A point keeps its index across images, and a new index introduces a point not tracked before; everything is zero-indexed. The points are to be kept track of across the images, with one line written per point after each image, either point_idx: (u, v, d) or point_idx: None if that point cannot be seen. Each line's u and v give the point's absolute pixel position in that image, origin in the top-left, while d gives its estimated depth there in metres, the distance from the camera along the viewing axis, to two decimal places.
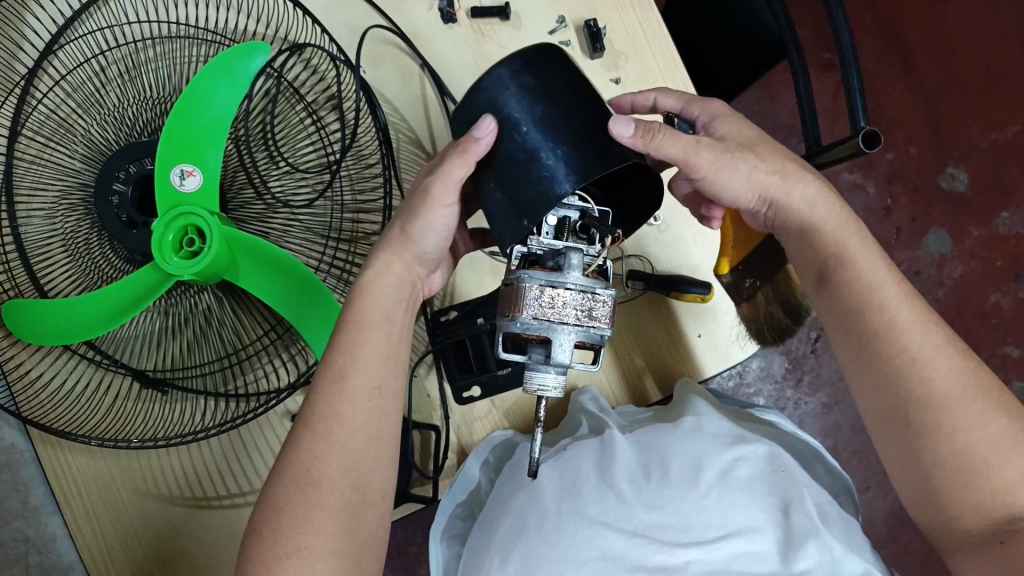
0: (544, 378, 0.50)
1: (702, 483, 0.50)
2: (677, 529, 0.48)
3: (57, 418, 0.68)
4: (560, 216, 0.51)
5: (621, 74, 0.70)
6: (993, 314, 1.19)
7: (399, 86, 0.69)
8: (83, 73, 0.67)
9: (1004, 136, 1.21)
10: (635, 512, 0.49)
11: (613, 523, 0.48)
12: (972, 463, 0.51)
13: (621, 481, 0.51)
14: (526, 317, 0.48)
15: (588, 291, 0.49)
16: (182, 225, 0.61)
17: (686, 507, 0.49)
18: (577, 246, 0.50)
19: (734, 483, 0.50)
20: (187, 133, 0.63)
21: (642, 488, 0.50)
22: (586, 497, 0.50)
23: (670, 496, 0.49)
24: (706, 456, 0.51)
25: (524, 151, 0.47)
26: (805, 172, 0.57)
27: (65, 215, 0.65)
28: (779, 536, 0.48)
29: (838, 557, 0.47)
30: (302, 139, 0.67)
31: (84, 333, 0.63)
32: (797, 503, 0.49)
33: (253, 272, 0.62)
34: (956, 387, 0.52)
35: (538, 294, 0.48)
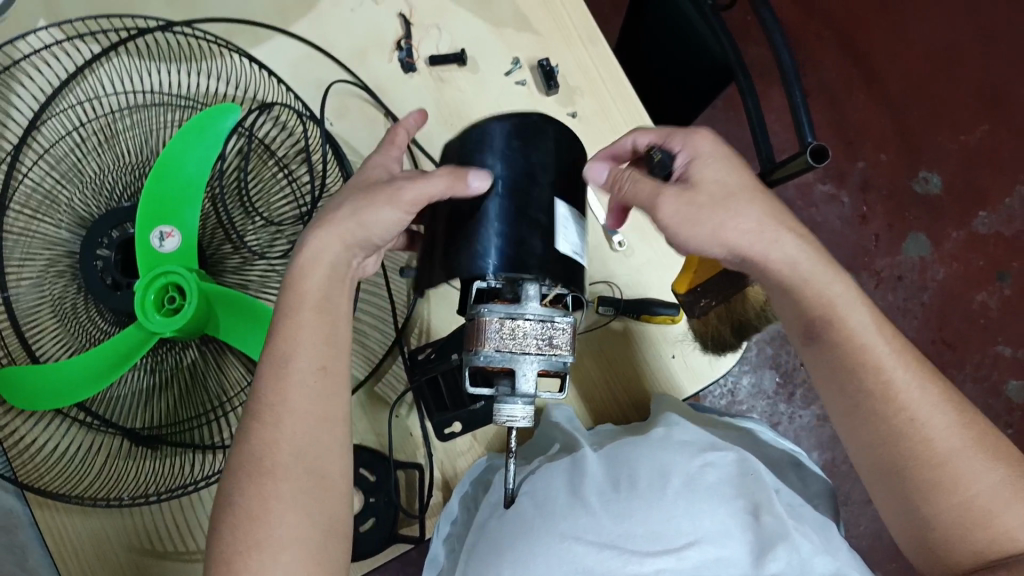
0: (512, 409, 0.52)
1: (669, 491, 0.51)
2: (646, 536, 0.49)
3: (52, 481, 0.70)
4: None
5: (577, 108, 0.73)
6: (981, 315, 1.20)
7: (366, 135, 0.72)
8: (66, 145, 0.69)
9: (973, 138, 1.23)
10: (604, 523, 0.50)
11: (583, 535, 0.49)
12: (971, 512, 0.50)
13: (590, 496, 0.51)
14: (489, 349, 0.50)
15: (546, 320, 0.51)
16: (161, 285, 0.63)
17: (655, 516, 0.49)
18: (533, 278, 0.54)
19: (701, 489, 0.51)
20: (164, 195, 0.65)
21: (610, 500, 0.51)
22: (557, 512, 0.51)
23: (638, 504, 0.50)
24: (673, 464, 0.53)
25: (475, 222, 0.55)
26: (784, 230, 0.56)
27: (53, 281, 0.67)
28: (750, 539, 0.49)
29: (806, 557, 0.49)
30: (276, 193, 0.70)
31: (74, 395, 0.65)
32: (766, 505, 0.51)
33: (234, 323, 0.65)
34: (957, 442, 0.51)
35: (499, 325, 0.50)
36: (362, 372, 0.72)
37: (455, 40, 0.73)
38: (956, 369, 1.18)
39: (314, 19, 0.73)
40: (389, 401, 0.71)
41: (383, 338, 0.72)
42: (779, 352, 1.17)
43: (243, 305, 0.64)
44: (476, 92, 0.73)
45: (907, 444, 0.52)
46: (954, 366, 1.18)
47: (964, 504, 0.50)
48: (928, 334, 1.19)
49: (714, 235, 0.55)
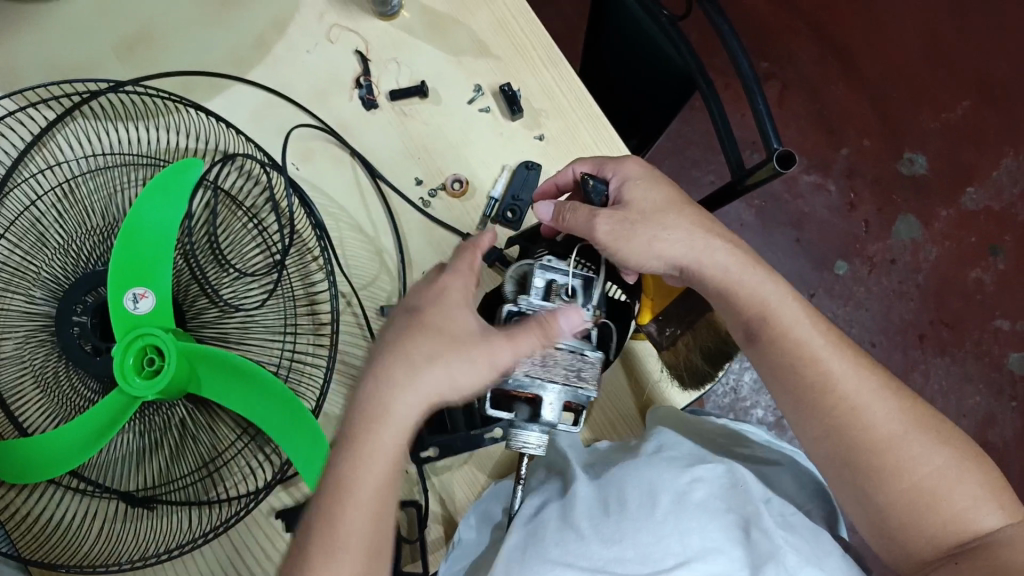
0: (527, 436, 0.52)
1: (658, 510, 0.48)
2: (636, 560, 0.46)
3: (49, 552, 0.68)
4: (548, 278, 0.55)
5: (544, 131, 0.72)
6: (977, 293, 1.18)
7: (334, 176, 0.71)
8: (33, 216, 0.69)
9: (954, 115, 1.22)
10: (593, 550, 0.47)
11: (574, 562, 0.47)
12: (963, 527, 0.47)
13: (580, 522, 0.50)
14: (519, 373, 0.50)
15: (577, 352, 0.53)
16: (140, 346, 0.62)
17: (643, 537, 0.47)
18: (568, 309, 0.54)
19: (691, 506, 0.49)
20: (135, 258, 0.64)
21: (600, 524, 0.49)
22: (548, 541, 0.49)
23: (626, 527, 0.48)
24: (661, 481, 0.50)
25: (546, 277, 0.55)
26: (712, 238, 0.56)
27: (33, 352, 0.66)
28: (742, 555, 0.46)
29: (793, 571, 0.46)
30: (247, 243, 0.70)
31: (71, 462, 0.63)
32: (756, 518, 0.48)
33: (214, 378, 0.64)
34: (940, 462, 0.48)
35: (532, 351, 0.51)
36: None
37: (415, 72, 0.73)
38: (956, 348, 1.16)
39: (273, 64, 0.73)
40: None
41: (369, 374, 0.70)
42: None
43: (222, 362, 0.63)
44: (441, 123, 0.72)
45: (895, 466, 0.49)
46: (955, 345, 1.17)
47: (952, 519, 0.47)
48: (926, 316, 1.17)
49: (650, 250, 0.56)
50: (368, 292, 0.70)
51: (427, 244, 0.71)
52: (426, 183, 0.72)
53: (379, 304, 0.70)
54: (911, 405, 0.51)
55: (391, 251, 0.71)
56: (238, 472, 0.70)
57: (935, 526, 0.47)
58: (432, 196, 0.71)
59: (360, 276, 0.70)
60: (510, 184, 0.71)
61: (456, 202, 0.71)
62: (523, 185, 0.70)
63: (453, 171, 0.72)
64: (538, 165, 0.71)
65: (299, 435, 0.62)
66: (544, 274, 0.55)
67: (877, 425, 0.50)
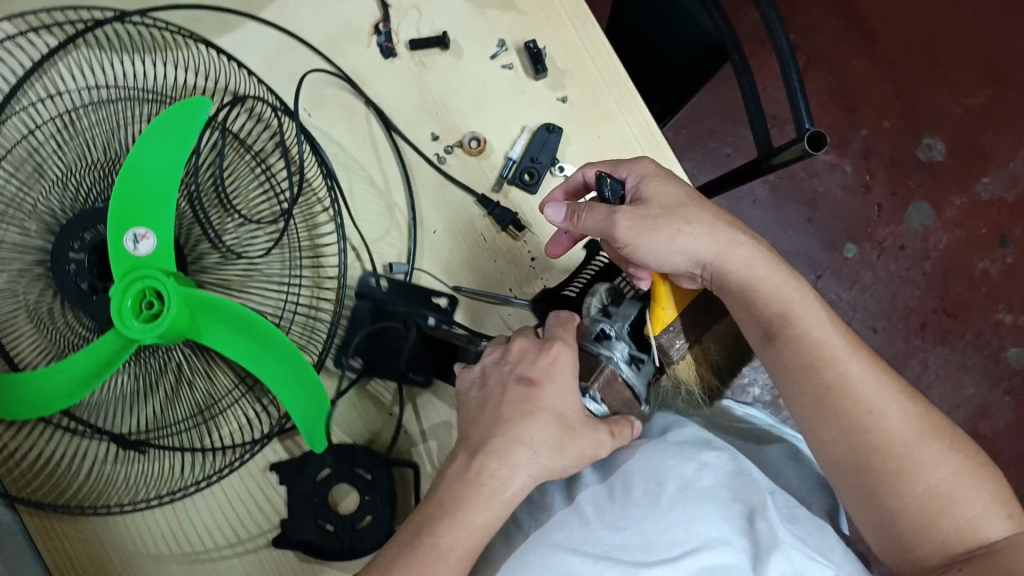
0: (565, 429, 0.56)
1: (664, 498, 0.48)
2: (642, 547, 0.46)
3: (41, 490, 0.68)
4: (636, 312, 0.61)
5: (567, 92, 0.70)
6: (983, 283, 1.17)
7: (346, 126, 0.68)
8: (29, 147, 0.67)
9: (976, 101, 1.20)
10: (598, 535, 0.47)
11: (577, 548, 0.46)
12: (971, 536, 0.48)
13: (585, 507, 0.49)
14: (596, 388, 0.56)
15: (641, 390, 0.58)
16: (139, 289, 0.60)
17: (648, 525, 0.46)
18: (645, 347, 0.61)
19: (696, 494, 0.48)
20: (137, 196, 0.62)
21: (605, 510, 0.49)
22: (550, 527, 0.49)
23: (631, 515, 0.47)
24: (666, 468, 0.50)
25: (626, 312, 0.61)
26: (736, 234, 0.56)
27: (27, 287, 0.65)
28: (747, 547, 0.46)
29: (799, 565, 0.45)
30: (253, 189, 0.68)
31: (63, 400, 0.62)
32: (761, 509, 0.48)
33: (215, 327, 0.62)
34: (955, 472, 0.49)
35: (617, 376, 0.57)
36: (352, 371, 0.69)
37: (436, 22, 0.70)
38: (956, 337, 1.16)
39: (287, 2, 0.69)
40: (383, 401, 0.70)
41: None
42: None
43: (225, 312, 0.61)
44: (460, 77, 0.70)
45: (913, 472, 0.49)
46: (955, 334, 1.16)
47: (961, 527, 0.48)
48: (929, 303, 1.17)
49: (672, 247, 0.55)
50: (379, 247, 0.68)
51: (439, 202, 0.69)
52: (443, 139, 0.69)
53: (387, 262, 0.68)
54: (930, 410, 0.51)
55: (402, 207, 0.69)
56: (235, 421, 0.70)
57: (944, 532, 0.48)
58: (448, 152, 0.69)
59: (369, 230, 0.68)
60: (529, 145, 0.68)
61: (472, 160, 0.69)
62: (544, 147, 0.68)
63: (471, 128, 0.69)
64: (559, 128, 0.68)
65: (300, 388, 0.62)
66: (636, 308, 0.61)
67: (894, 428, 0.50)
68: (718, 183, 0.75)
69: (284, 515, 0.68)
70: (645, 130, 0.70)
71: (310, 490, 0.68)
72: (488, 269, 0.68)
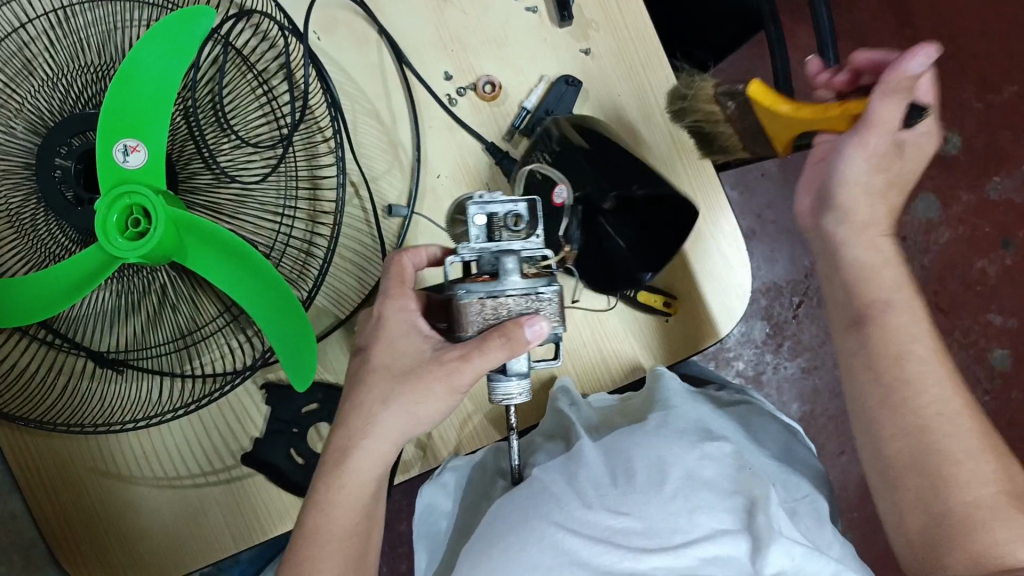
0: (507, 386, 0.46)
1: (668, 487, 0.55)
2: (643, 533, 0.54)
3: (14, 401, 0.66)
4: (488, 213, 0.44)
5: (591, 45, 0.67)
6: (979, 282, 1.16)
7: (355, 54, 0.65)
8: (17, 42, 0.64)
9: (1001, 97, 1.16)
10: (601, 519, 0.55)
11: (579, 530, 0.54)
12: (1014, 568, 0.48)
13: (588, 490, 0.57)
14: (472, 331, 0.45)
15: (530, 292, 0.43)
16: (125, 204, 0.58)
17: (653, 512, 0.54)
18: (513, 247, 0.43)
19: (699, 483, 0.56)
20: (129, 107, 0.59)
21: (607, 494, 0.57)
22: (556, 503, 0.56)
23: (635, 501, 0.55)
24: (672, 458, 0.57)
25: (475, 225, 0.44)
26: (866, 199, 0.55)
27: (10, 193, 0.63)
28: (745, 538, 0.53)
29: (799, 559, 0.52)
30: (253, 111, 0.65)
31: (41, 313, 0.60)
32: (761, 502, 0.55)
33: (203, 253, 0.59)
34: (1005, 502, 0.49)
35: (480, 307, 0.43)
36: (340, 312, 0.66)
37: None
38: (945, 334, 1.16)
39: None
40: (342, 319, 0.66)
41: (366, 275, 0.66)
42: (773, 303, 1.20)
43: (213, 238, 0.59)
44: (481, 15, 0.66)
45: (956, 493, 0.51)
46: (943, 331, 1.16)
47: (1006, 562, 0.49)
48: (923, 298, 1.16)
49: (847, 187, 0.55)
50: (379, 185, 0.66)
51: (446, 146, 0.66)
52: (456, 80, 0.66)
53: (388, 203, 0.66)
54: (944, 396, 0.53)
55: (407, 146, 0.66)
56: (216, 349, 0.68)
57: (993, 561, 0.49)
58: (460, 94, 0.66)
59: (371, 165, 0.66)
60: (546, 96, 0.65)
61: (485, 105, 0.66)
62: (561, 101, 0.65)
63: (486, 71, 0.66)
64: (579, 82, 0.66)
65: (286, 324, 0.59)
66: (480, 209, 0.44)
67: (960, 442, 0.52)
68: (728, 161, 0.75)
69: (256, 432, 0.68)
70: (668, 95, 0.67)
71: (290, 419, 0.67)
72: None
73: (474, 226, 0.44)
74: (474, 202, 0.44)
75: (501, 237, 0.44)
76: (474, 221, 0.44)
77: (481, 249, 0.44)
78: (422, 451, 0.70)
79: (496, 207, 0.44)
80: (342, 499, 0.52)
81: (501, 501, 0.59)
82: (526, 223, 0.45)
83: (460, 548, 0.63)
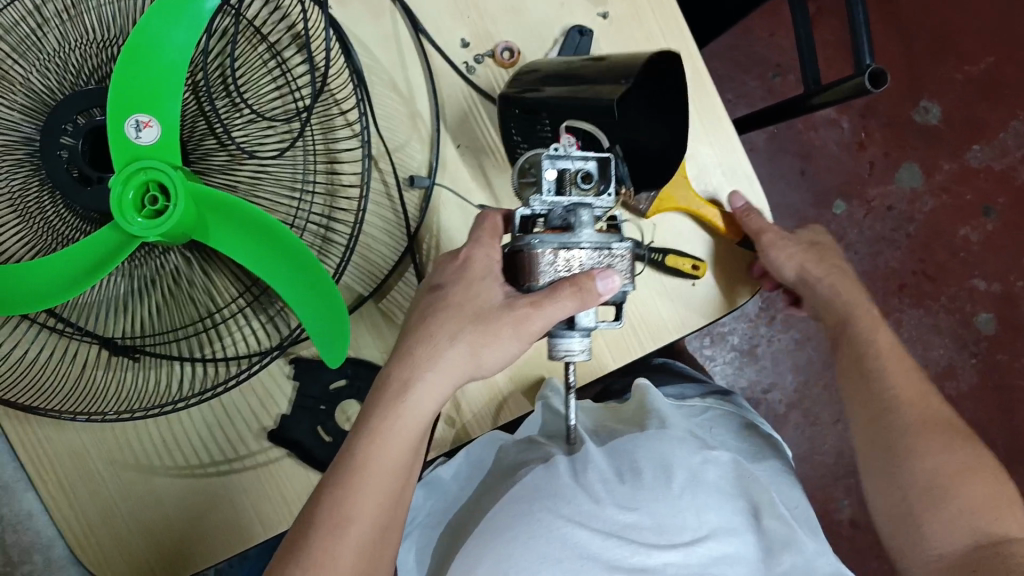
0: (569, 343, 0.46)
1: (675, 486, 0.59)
2: (654, 530, 0.58)
3: (22, 393, 0.64)
4: (558, 169, 0.44)
5: (608, 9, 0.67)
6: (962, 249, 1.20)
7: (371, 25, 0.64)
8: (17, 15, 0.62)
9: (979, 69, 1.19)
10: (608, 512, 0.58)
11: (587, 522, 0.57)
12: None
13: (595, 486, 0.59)
14: (542, 283, 0.45)
15: (603, 248, 0.44)
16: (141, 181, 0.56)
17: (662, 510, 0.58)
18: (584, 201, 0.44)
19: (703, 483, 0.60)
20: (140, 79, 0.56)
21: (616, 491, 0.60)
22: (563, 495, 0.58)
23: (644, 498, 0.59)
24: (675, 460, 0.61)
25: (545, 179, 0.44)
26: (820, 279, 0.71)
27: (10, 173, 0.60)
28: (752, 538, 0.59)
29: (806, 555, 0.59)
30: (267, 85, 0.63)
31: (50, 298, 0.58)
32: (765, 508, 0.61)
33: (224, 230, 0.57)
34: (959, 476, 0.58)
35: (552, 258, 0.43)
36: (364, 289, 0.65)
37: None
38: (930, 300, 1.19)
39: None
40: (360, 294, 0.64)
41: (389, 249, 0.65)
42: None
43: (237, 213, 0.56)
44: None
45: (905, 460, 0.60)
46: (929, 297, 1.19)
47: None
48: (910, 266, 1.19)
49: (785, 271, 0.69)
50: (401, 157, 0.65)
51: (466, 116, 0.66)
52: (473, 48, 0.65)
53: (410, 174, 0.65)
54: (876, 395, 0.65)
55: (425, 115, 0.65)
56: (237, 331, 0.66)
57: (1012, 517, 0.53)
58: (477, 61, 0.65)
59: (391, 137, 0.65)
60: (561, 48, 0.65)
61: (503, 72, 0.66)
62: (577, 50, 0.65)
63: (504, 37, 0.66)
64: (591, 30, 0.65)
65: (317, 301, 0.57)
66: (553, 164, 0.44)
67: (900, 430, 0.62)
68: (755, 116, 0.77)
69: (282, 409, 0.66)
70: (687, 59, 0.68)
71: (318, 395, 0.65)
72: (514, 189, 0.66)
73: (545, 180, 0.44)
74: (548, 156, 0.44)
75: (569, 193, 0.44)
76: (543, 178, 0.44)
77: (552, 204, 0.44)
78: (456, 433, 0.68)
79: (571, 163, 0.44)
80: (376, 468, 0.51)
81: (515, 490, 0.60)
82: (594, 181, 0.44)
83: (449, 541, 0.67)
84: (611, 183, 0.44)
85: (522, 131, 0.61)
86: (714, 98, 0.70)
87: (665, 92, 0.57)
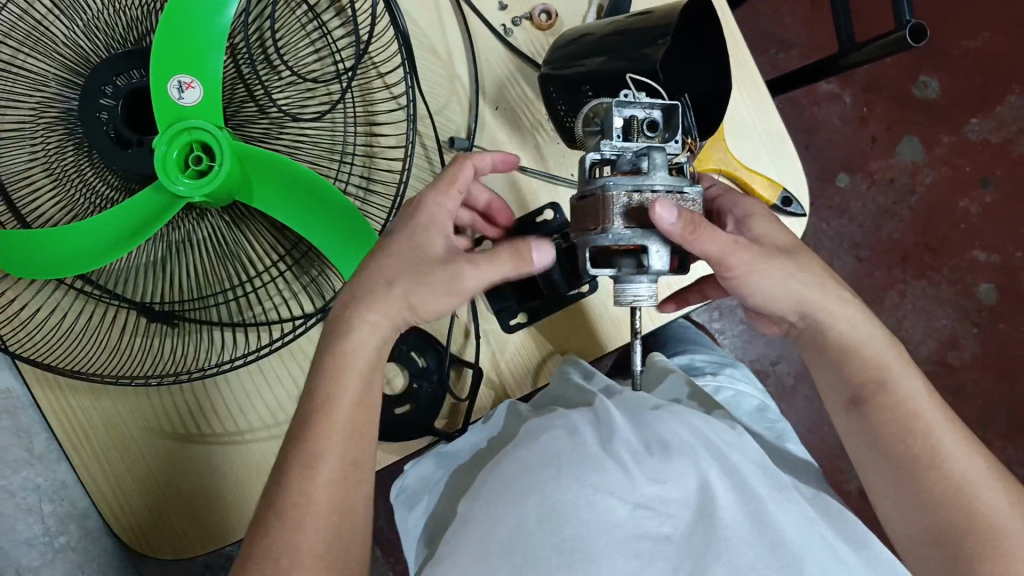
0: (636, 289, 0.47)
1: (704, 458, 0.52)
2: (680, 502, 0.50)
3: (60, 361, 0.64)
4: (625, 117, 0.47)
5: None
6: (962, 220, 1.22)
7: None
8: None
9: (976, 44, 1.22)
10: (640, 485, 0.50)
11: (615, 491, 0.49)
12: None
13: (623, 453, 0.51)
14: (617, 228, 0.45)
15: (675, 189, 0.46)
16: (186, 141, 0.55)
17: (688, 481, 0.51)
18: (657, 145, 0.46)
19: (729, 458, 0.54)
20: (182, 38, 0.55)
21: (643, 460, 0.52)
22: (588, 465, 0.50)
23: (671, 469, 0.51)
24: (699, 433, 0.55)
25: (614, 127, 0.47)
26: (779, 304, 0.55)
27: (45, 133, 0.59)
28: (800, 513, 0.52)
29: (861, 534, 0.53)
30: (306, 48, 0.63)
31: (90, 261, 0.57)
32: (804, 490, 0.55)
33: (269, 191, 0.57)
34: None
35: (628, 201, 0.45)
36: None
37: None
38: (932, 271, 1.22)
39: None
40: None
41: None
42: None
43: (283, 171, 0.56)
44: None
45: None
46: (931, 268, 1.22)
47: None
48: (913, 238, 1.22)
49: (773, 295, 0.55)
50: (440, 119, 0.65)
51: (504, 79, 0.66)
52: (511, 10, 0.66)
53: (450, 137, 0.65)
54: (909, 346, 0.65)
55: (464, 79, 0.66)
56: (276, 295, 0.66)
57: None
58: (515, 24, 0.66)
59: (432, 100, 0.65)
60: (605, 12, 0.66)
61: (541, 35, 0.67)
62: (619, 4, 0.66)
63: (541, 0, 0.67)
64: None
65: (364, 261, 0.58)
66: (622, 111, 0.46)
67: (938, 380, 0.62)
68: (783, 81, 0.81)
69: None
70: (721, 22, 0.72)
71: None
72: (551, 151, 0.67)
73: (613, 128, 0.47)
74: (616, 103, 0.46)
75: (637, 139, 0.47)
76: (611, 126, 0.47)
77: (623, 150, 0.46)
78: (496, 394, 0.70)
79: (640, 112, 0.47)
80: None
81: (531, 455, 0.53)
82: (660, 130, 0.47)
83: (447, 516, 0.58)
84: (677, 132, 0.47)
85: (567, 99, 0.60)
86: (743, 61, 0.72)
87: (703, 40, 0.58)
